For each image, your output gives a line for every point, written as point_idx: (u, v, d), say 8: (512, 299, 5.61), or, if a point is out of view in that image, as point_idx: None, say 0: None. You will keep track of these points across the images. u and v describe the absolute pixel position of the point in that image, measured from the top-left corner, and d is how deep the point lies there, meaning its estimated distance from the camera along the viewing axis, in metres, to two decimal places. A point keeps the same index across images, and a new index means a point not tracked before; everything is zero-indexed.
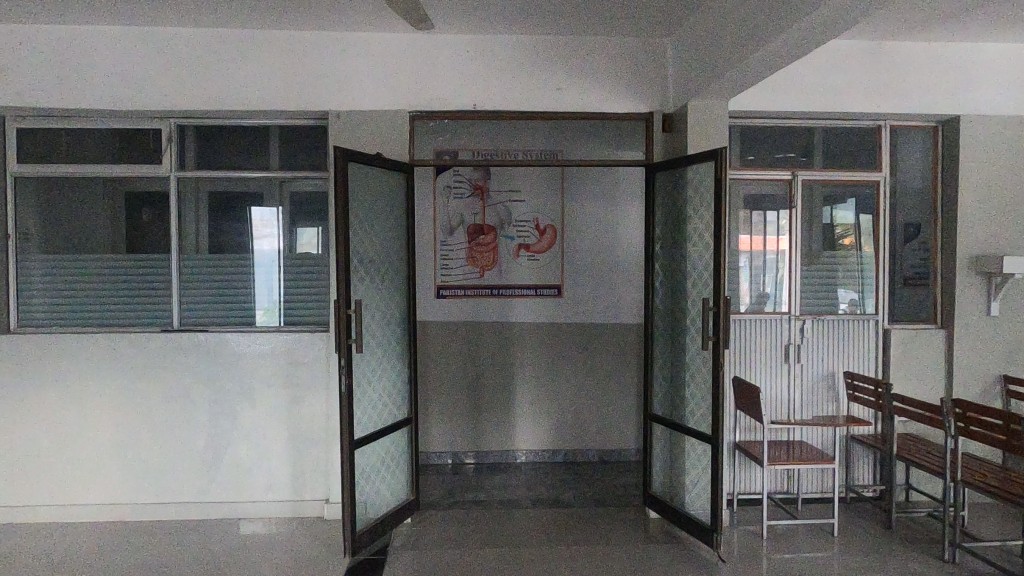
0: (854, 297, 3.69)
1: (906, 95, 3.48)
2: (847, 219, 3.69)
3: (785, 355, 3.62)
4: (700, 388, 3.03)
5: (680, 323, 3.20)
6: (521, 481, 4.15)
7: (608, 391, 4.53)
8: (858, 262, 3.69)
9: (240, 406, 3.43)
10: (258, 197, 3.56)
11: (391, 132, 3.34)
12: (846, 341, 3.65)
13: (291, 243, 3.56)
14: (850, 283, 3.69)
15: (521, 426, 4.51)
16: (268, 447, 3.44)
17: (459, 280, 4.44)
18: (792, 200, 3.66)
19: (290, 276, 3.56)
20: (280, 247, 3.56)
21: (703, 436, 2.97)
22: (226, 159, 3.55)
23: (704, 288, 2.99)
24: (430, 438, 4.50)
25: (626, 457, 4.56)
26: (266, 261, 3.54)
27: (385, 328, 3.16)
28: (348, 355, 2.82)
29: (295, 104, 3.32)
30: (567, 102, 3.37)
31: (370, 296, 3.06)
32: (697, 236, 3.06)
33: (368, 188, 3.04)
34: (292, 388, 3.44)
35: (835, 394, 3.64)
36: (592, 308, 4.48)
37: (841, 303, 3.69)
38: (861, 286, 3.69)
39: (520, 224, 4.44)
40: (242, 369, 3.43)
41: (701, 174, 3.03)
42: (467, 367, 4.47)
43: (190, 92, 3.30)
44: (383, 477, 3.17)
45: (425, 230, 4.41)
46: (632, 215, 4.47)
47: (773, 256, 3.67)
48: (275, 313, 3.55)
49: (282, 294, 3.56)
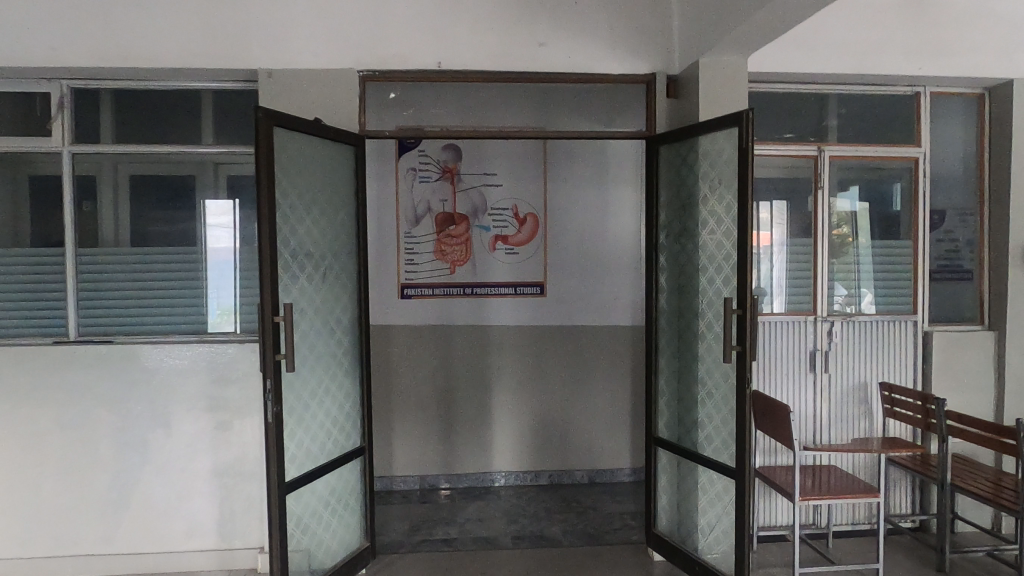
0: (846, 294, 3.13)
1: (953, 55, 2.95)
2: (844, 210, 3.14)
3: (811, 363, 3.08)
4: (720, 412, 2.45)
5: (692, 328, 2.61)
6: (500, 511, 3.56)
7: (599, 403, 3.96)
8: (855, 259, 3.14)
9: (154, 435, 2.79)
10: (192, 181, 2.93)
11: (338, 97, 2.72)
12: (881, 347, 3.10)
13: (248, 235, 2.95)
14: (843, 277, 3.13)
15: (500, 444, 3.93)
16: (189, 485, 2.80)
17: (426, 277, 3.81)
18: (817, 180, 3.11)
19: (240, 276, 2.92)
20: (235, 241, 2.93)
21: (725, 469, 2.39)
22: (142, 132, 2.90)
23: (725, 285, 2.41)
24: (394, 460, 3.89)
25: (619, 478, 4.00)
26: (223, 261, 2.91)
27: (329, 338, 2.54)
28: (276, 376, 2.20)
29: (216, 60, 2.68)
30: (553, 61, 2.78)
31: (309, 298, 2.44)
32: (714, 221, 2.49)
33: (303, 162, 2.42)
34: (218, 411, 2.81)
35: (869, 409, 3.10)
36: (579, 308, 3.90)
37: (834, 300, 3.12)
38: (856, 282, 3.14)
39: (497, 212, 3.83)
40: (155, 389, 2.79)
41: (718, 143, 2.45)
42: (437, 378, 3.87)
43: (81, 46, 2.64)
44: (329, 523, 2.54)
45: (385, 218, 3.77)
46: (626, 201, 3.89)
47: (762, 253, 3.13)
48: (235, 316, 2.91)
49: (239, 294, 2.92)
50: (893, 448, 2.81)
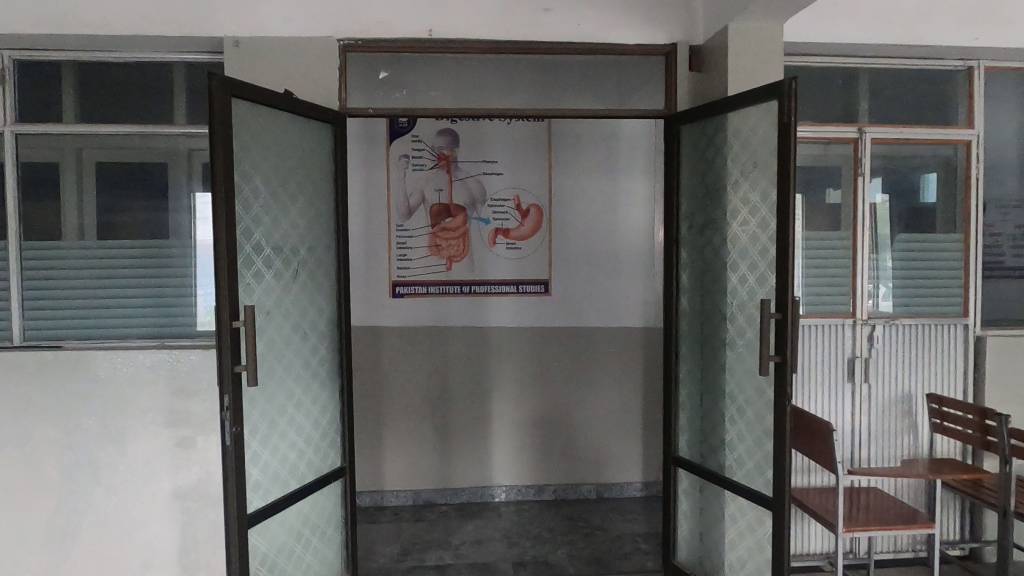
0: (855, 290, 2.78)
1: (1011, 25, 2.62)
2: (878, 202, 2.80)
3: (849, 372, 2.75)
4: (753, 432, 2.12)
5: (719, 333, 2.28)
6: (499, 531, 3.24)
7: (608, 412, 3.63)
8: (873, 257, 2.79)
9: (106, 454, 2.47)
10: (163, 167, 2.63)
11: (315, 70, 2.39)
12: (928, 354, 2.77)
13: None
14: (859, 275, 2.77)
15: (500, 456, 3.60)
16: (149, 509, 2.49)
17: (420, 275, 3.48)
18: (857, 165, 2.79)
19: None
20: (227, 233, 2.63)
21: (758, 498, 2.05)
22: (96, 110, 2.58)
23: (761, 284, 2.08)
24: (385, 474, 3.57)
25: (631, 493, 3.68)
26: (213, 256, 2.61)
27: (303, 345, 2.21)
28: (236, 391, 1.88)
29: (174, 27, 2.36)
30: (559, 30, 2.45)
31: (277, 299, 2.11)
32: (746, 211, 2.15)
33: (269, 142, 2.09)
34: (181, 426, 2.49)
35: (913, 423, 2.77)
36: (586, 308, 3.57)
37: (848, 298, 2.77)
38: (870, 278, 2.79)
39: (497, 203, 3.48)
40: (109, 401, 2.47)
41: (750, 121, 2.11)
42: (431, 385, 3.54)
43: (19, 11, 2.32)
44: (302, 558, 2.22)
45: (376, 210, 3.43)
46: (638, 191, 3.55)
47: None
48: None
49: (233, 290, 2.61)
50: (951, 471, 2.47)
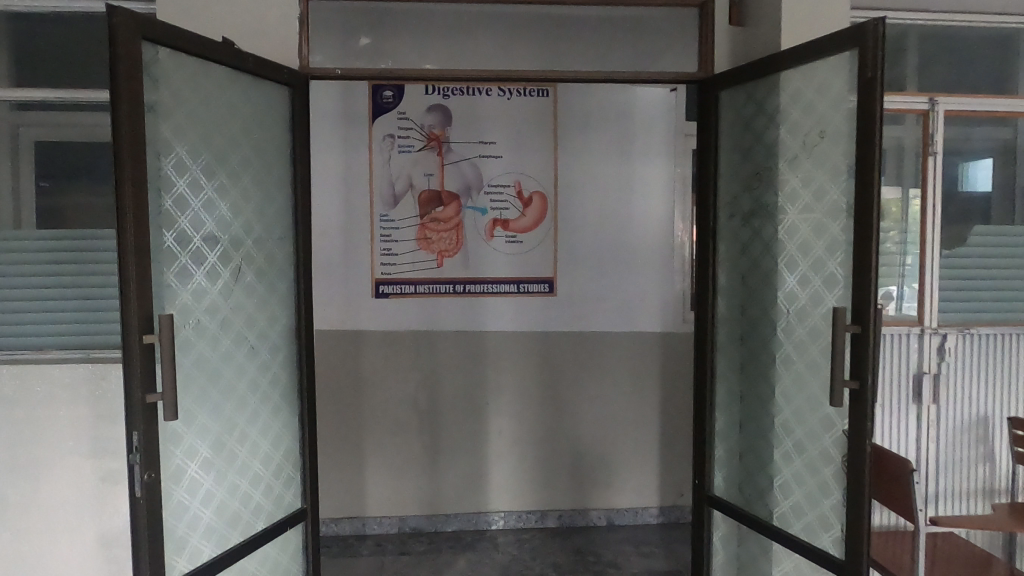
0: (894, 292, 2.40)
1: None
2: (948, 188, 2.41)
3: (917, 390, 2.38)
4: (817, 473, 1.68)
5: (771, 347, 1.83)
6: (496, 569, 2.80)
7: (620, 428, 3.19)
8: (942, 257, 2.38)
9: (18, 489, 2.07)
10: (94, 142, 2.19)
11: (269, 21, 1.93)
12: (1006, 371, 2.40)
13: None
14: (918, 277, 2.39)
15: (498, 478, 3.16)
16: (70, 555, 2.11)
17: (408, 272, 3.02)
18: (926, 142, 2.40)
19: None
20: None
21: (825, 560, 1.60)
22: (13, 71, 2.16)
23: (829, 288, 1.63)
24: (366, 499, 3.13)
25: (645, 520, 3.24)
26: None
27: (249, 360, 1.77)
28: (150, 427, 1.43)
29: None
30: None
31: (210, 304, 1.67)
32: (809, 194, 1.70)
33: (202, 104, 1.64)
34: (107, 457, 2.09)
35: (990, 450, 2.40)
36: (596, 310, 3.12)
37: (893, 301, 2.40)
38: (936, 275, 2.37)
39: (496, 190, 3.03)
40: (14, 427, 2.06)
41: (816, 79, 1.66)
42: (419, 397, 3.10)
43: None
44: None
45: (355, 197, 2.97)
46: (657, 176, 3.09)
47: None
48: None
49: None
50: None
